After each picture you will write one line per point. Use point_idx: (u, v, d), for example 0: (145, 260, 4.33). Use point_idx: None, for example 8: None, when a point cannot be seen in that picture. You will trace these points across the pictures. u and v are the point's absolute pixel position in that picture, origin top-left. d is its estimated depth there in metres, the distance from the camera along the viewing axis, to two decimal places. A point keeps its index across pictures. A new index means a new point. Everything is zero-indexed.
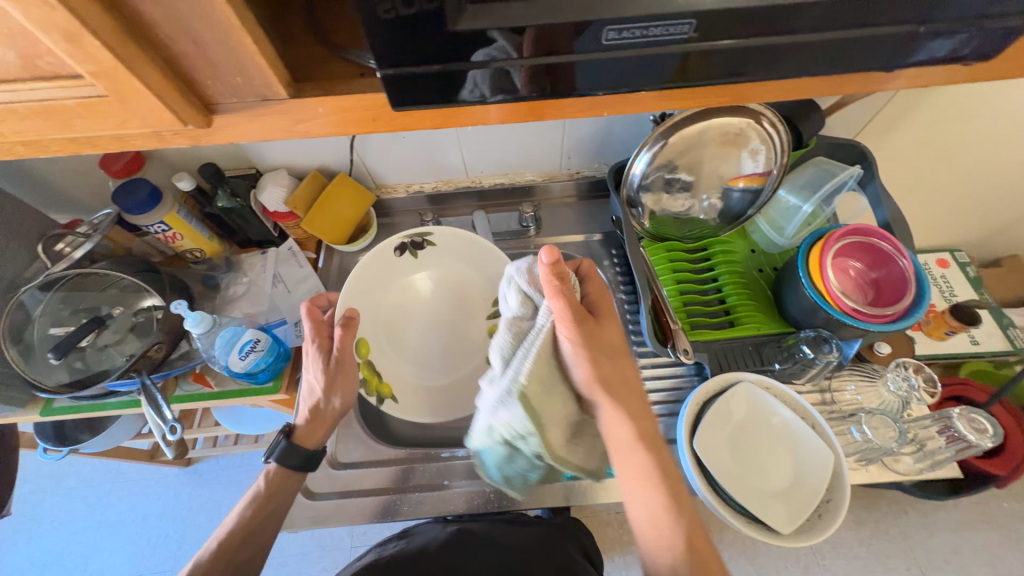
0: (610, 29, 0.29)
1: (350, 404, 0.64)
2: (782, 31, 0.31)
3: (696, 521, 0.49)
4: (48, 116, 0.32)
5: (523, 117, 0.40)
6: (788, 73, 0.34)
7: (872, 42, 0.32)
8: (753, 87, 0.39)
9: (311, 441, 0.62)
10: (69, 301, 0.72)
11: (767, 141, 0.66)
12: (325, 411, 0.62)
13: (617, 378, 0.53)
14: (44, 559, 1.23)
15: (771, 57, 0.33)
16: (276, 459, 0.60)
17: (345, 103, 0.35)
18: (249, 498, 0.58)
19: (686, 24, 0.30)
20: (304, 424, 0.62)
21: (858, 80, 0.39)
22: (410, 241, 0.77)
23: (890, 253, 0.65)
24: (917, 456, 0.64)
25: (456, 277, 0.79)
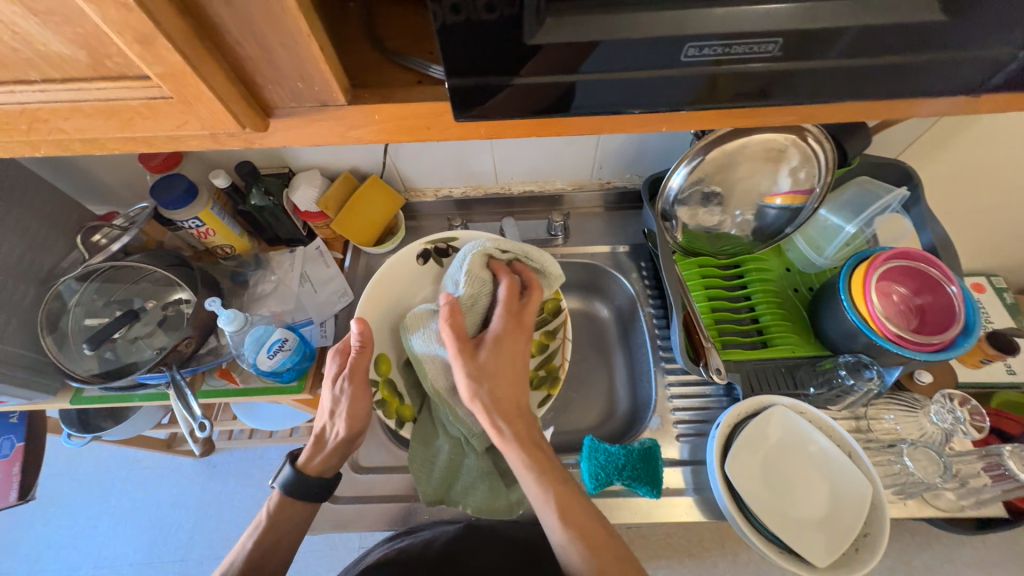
0: (692, 45, 0.30)
1: (356, 433, 0.62)
2: (849, 51, 0.31)
3: (574, 506, 0.54)
4: (111, 116, 0.33)
5: (575, 130, 0.39)
6: (855, 93, 0.33)
7: (945, 64, 0.31)
8: (814, 107, 0.38)
9: (317, 470, 0.61)
10: (103, 292, 0.74)
11: (812, 159, 0.64)
12: (332, 436, 0.62)
13: (504, 389, 0.57)
14: (60, 542, 1.25)
15: (839, 76, 0.32)
16: (279, 486, 0.61)
17: (401, 110, 0.35)
18: (255, 527, 0.59)
19: (773, 42, 0.30)
20: (310, 450, 0.62)
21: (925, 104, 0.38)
22: (435, 249, 0.73)
23: (938, 279, 0.63)
24: (960, 493, 0.61)
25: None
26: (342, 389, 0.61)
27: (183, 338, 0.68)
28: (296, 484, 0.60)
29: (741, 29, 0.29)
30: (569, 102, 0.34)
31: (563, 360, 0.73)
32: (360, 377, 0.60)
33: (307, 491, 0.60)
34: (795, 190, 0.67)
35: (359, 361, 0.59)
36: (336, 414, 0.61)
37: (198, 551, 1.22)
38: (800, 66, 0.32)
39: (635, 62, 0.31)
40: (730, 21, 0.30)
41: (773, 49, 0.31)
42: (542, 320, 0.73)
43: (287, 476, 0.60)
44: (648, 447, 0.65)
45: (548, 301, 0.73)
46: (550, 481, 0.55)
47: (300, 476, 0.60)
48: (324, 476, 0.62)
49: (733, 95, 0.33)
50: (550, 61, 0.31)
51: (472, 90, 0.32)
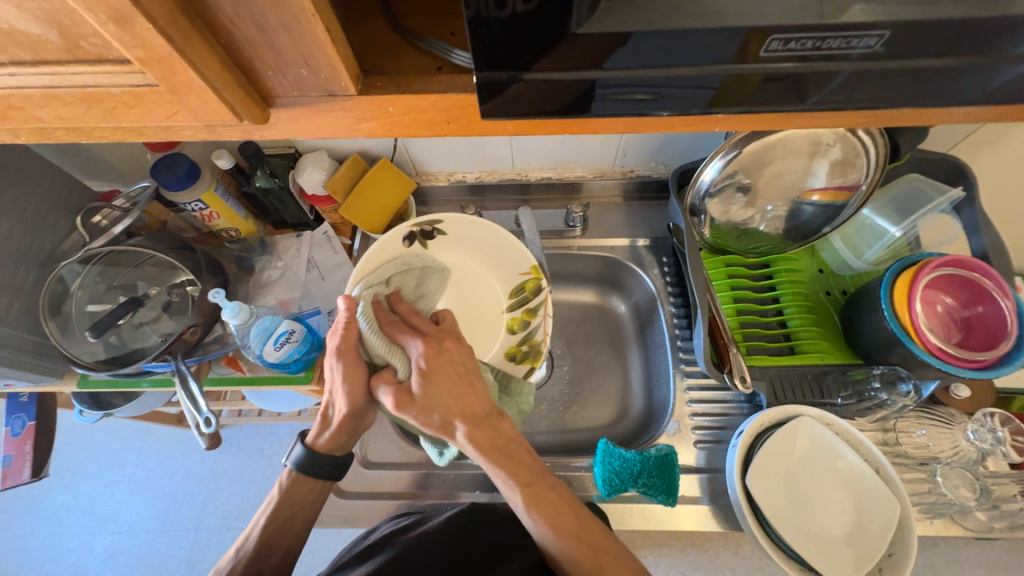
0: (777, 38, 0.26)
1: (359, 410, 0.56)
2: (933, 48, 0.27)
3: (558, 505, 0.53)
4: (94, 104, 0.29)
5: (609, 126, 0.35)
6: (932, 95, 0.30)
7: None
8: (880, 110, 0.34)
9: (326, 448, 0.59)
10: (106, 276, 0.71)
11: (860, 153, 0.58)
12: (335, 414, 0.57)
13: (457, 394, 0.53)
14: (77, 508, 1.29)
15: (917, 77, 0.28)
16: (292, 464, 0.59)
17: (420, 103, 0.31)
18: (266, 506, 0.58)
19: (876, 36, 0.26)
20: (319, 428, 0.59)
21: (1009, 113, 0.34)
22: (421, 231, 0.67)
23: (991, 292, 0.58)
24: (992, 515, 0.59)
25: (473, 271, 0.72)
26: (333, 366, 0.54)
27: (187, 326, 0.66)
28: (309, 464, 0.59)
29: (809, 23, 0.26)
30: (605, 99, 0.30)
31: (545, 335, 0.70)
32: (351, 353, 0.53)
33: (320, 470, 0.59)
34: (837, 187, 0.62)
35: (348, 337, 0.53)
36: (334, 391, 0.56)
37: (210, 522, 1.25)
38: (877, 62, 0.28)
39: (688, 55, 0.27)
40: (795, 13, 0.26)
41: (877, 43, 0.27)
42: (522, 298, 0.71)
43: (299, 455, 0.59)
44: (665, 454, 0.63)
45: (527, 280, 0.70)
46: (513, 476, 0.53)
47: (312, 456, 0.58)
48: (334, 454, 0.59)
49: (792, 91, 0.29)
50: (589, 55, 0.27)
51: (507, 86, 0.29)
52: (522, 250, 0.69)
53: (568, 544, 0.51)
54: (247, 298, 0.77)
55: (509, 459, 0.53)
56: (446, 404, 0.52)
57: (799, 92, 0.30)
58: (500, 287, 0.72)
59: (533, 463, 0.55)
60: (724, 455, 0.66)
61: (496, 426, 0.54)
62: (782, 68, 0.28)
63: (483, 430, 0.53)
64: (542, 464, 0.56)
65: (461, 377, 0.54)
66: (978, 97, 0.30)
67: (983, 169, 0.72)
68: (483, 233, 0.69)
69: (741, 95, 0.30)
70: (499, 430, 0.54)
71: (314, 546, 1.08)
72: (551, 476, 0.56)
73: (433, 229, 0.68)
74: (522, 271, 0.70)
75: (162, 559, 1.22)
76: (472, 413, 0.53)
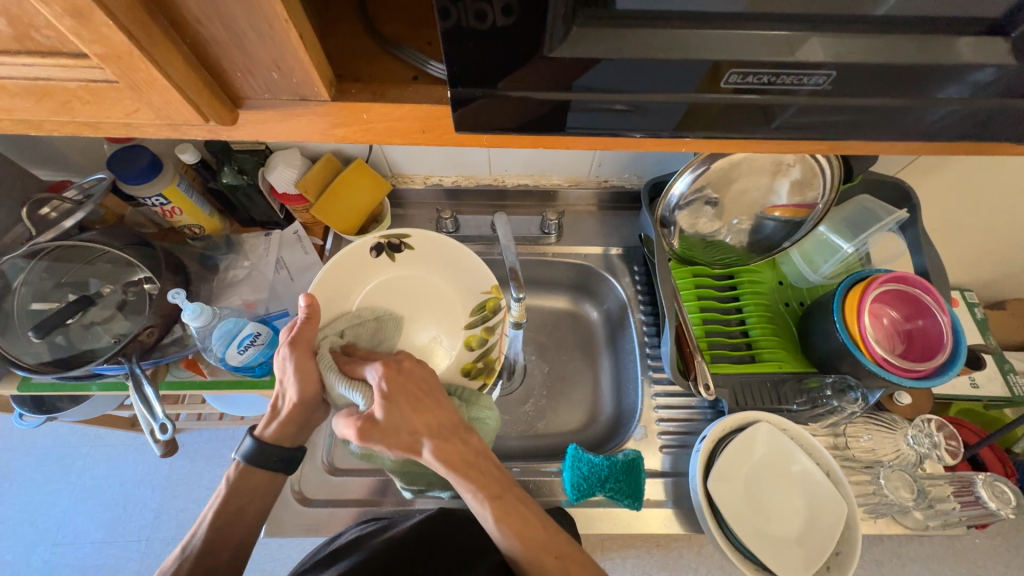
0: (736, 72, 0.28)
1: (311, 399, 0.56)
2: (876, 86, 0.29)
3: (523, 516, 0.52)
4: (45, 97, 0.28)
5: (581, 142, 0.36)
6: (877, 128, 0.32)
7: (973, 109, 0.30)
8: (830, 138, 0.37)
9: (274, 439, 0.57)
10: (54, 272, 0.67)
11: (817, 173, 0.62)
12: (285, 404, 0.56)
13: (420, 405, 0.53)
14: (14, 518, 1.20)
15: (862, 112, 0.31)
16: (241, 456, 0.57)
17: (394, 111, 0.31)
18: (218, 495, 0.55)
19: (825, 75, 0.28)
20: (268, 420, 0.57)
21: (943, 146, 0.37)
22: (388, 243, 0.68)
23: (930, 307, 0.63)
24: (928, 513, 0.63)
25: (437, 287, 0.71)
26: (286, 356, 0.55)
27: (145, 327, 0.63)
28: (259, 457, 0.56)
29: (766, 57, 0.27)
30: (579, 117, 0.31)
31: (501, 354, 0.72)
32: (306, 346, 0.55)
33: (272, 463, 0.57)
34: (796, 204, 0.66)
35: (305, 331, 0.56)
36: (286, 380, 0.56)
37: (164, 531, 1.18)
38: (826, 96, 0.30)
39: (655, 81, 0.29)
40: (756, 46, 0.27)
41: (825, 81, 0.29)
42: (482, 316, 0.71)
43: (248, 448, 0.56)
44: (631, 458, 0.65)
45: (487, 299, 0.70)
46: (482, 489, 0.52)
47: (261, 447, 0.56)
48: (283, 447, 0.57)
49: (750, 117, 0.31)
50: (562, 75, 0.28)
51: (482, 99, 0.29)
52: (483, 270, 0.70)
53: (533, 553, 0.51)
54: (209, 298, 0.74)
55: (476, 472, 0.53)
56: (410, 416, 0.52)
57: (757, 119, 0.32)
58: (461, 303, 0.72)
59: (501, 475, 0.55)
60: (688, 459, 0.69)
61: (464, 438, 0.54)
62: (743, 97, 0.30)
63: (449, 443, 0.53)
64: (509, 478, 0.56)
65: (423, 393, 0.54)
66: (917, 131, 0.32)
67: (926, 192, 0.77)
68: (447, 250, 0.70)
69: (703, 120, 0.32)
70: (468, 443, 0.54)
71: (277, 554, 1.05)
72: (516, 489, 0.55)
73: (400, 242, 0.69)
74: (484, 291, 0.71)
75: (109, 572, 1.15)
76: (437, 426, 0.53)
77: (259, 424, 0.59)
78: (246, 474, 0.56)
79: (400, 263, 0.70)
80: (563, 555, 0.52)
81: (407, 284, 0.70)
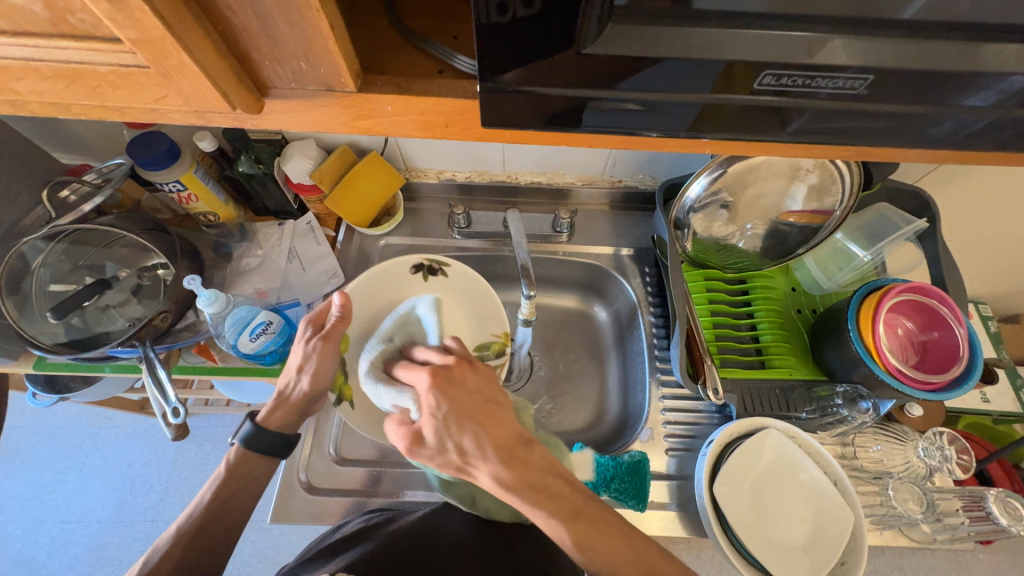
0: (769, 73, 0.28)
1: (320, 390, 0.57)
2: (903, 92, 0.29)
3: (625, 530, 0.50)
4: (76, 81, 0.28)
5: (601, 140, 0.36)
6: (902, 135, 0.32)
7: (1003, 119, 0.30)
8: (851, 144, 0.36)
9: (277, 426, 0.56)
10: (72, 254, 0.68)
11: (836, 180, 0.61)
12: (293, 392, 0.57)
13: (478, 413, 0.48)
14: (23, 495, 1.22)
15: (886, 118, 0.30)
16: (239, 441, 0.55)
17: (418, 104, 0.32)
18: (211, 482, 0.54)
19: (860, 79, 0.28)
20: (270, 406, 0.57)
21: (969, 156, 0.36)
22: (428, 266, 0.71)
23: (947, 319, 0.62)
24: (935, 527, 0.63)
25: (449, 316, 0.72)
26: (315, 346, 0.56)
27: (159, 312, 0.64)
28: (257, 443, 0.55)
29: (793, 60, 0.27)
30: (601, 115, 0.31)
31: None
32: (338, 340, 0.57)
33: (267, 446, 0.55)
34: (812, 210, 0.65)
35: (337, 328, 0.56)
36: (303, 370, 0.56)
37: (168, 513, 1.20)
38: (851, 100, 0.29)
39: (682, 81, 0.29)
40: (785, 48, 0.27)
41: (860, 86, 0.28)
42: (484, 355, 0.70)
43: (247, 432, 0.55)
44: (637, 460, 0.65)
45: (495, 342, 0.71)
46: (552, 512, 0.48)
47: (262, 434, 0.55)
48: (284, 433, 0.57)
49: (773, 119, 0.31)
50: (588, 75, 0.28)
51: (507, 95, 0.29)
52: (500, 315, 0.72)
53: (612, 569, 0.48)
54: (223, 286, 0.75)
55: (545, 495, 0.48)
56: (464, 435, 0.47)
57: (779, 122, 0.32)
58: (466, 340, 0.71)
59: (572, 489, 0.50)
60: (693, 463, 0.68)
61: (526, 455, 0.49)
62: (768, 99, 0.30)
63: (512, 466, 0.48)
64: (582, 487, 0.52)
65: (484, 407, 0.49)
66: (943, 140, 0.32)
67: (944, 202, 0.76)
68: (473, 285, 0.72)
69: (725, 122, 0.32)
70: (531, 463, 0.49)
71: (280, 540, 1.06)
72: (591, 500, 0.51)
73: (439, 267, 0.72)
74: (494, 334, 0.71)
75: (114, 552, 1.16)
76: (503, 446, 0.48)
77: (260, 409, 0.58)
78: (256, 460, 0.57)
79: (430, 286, 0.72)
80: (615, 535, 0.49)
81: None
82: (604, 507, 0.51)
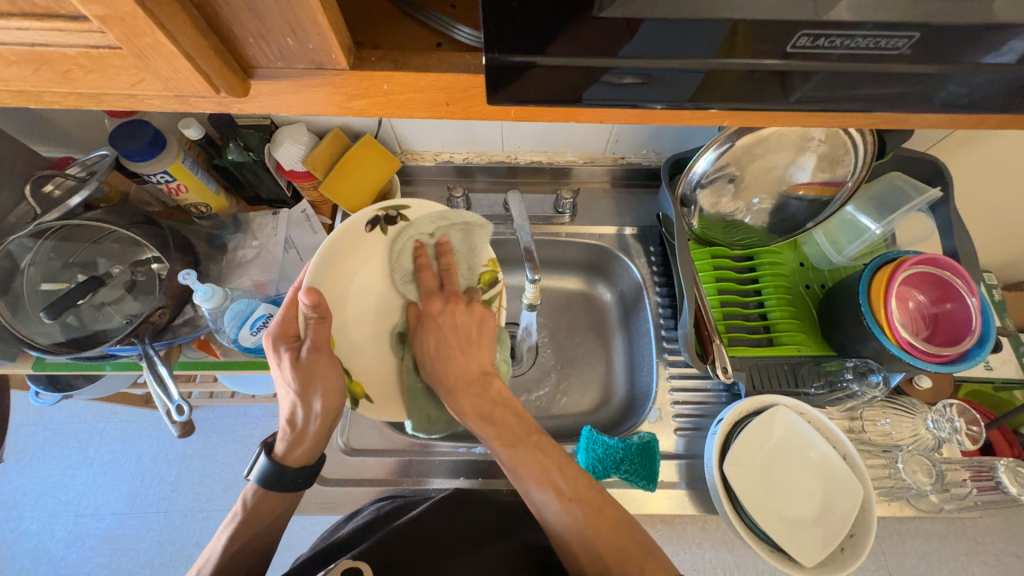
0: (804, 34, 0.26)
1: (335, 411, 0.54)
2: (937, 59, 0.27)
3: (602, 504, 0.53)
4: (44, 66, 0.26)
5: (610, 112, 0.34)
6: (935, 101, 0.30)
7: None
8: (875, 115, 0.34)
9: (293, 463, 0.55)
10: (62, 251, 0.66)
11: (849, 150, 0.59)
12: (303, 421, 0.54)
13: (466, 339, 0.58)
14: (37, 491, 1.23)
15: (916, 83, 0.29)
16: (255, 480, 0.54)
17: (414, 81, 0.30)
18: (228, 523, 0.54)
19: (904, 38, 0.26)
20: (288, 441, 0.55)
21: (999, 120, 0.34)
22: (386, 216, 0.59)
23: (958, 289, 0.61)
24: (943, 497, 0.64)
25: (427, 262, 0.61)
26: (300, 365, 0.52)
27: (156, 308, 0.62)
28: (272, 479, 0.54)
29: (825, 17, 0.25)
30: (616, 83, 0.29)
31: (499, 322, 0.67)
32: (326, 347, 0.53)
33: (288, 484, 0.54)
34: (823, 182, 0.63)
35: (322, 331, 0.52)
36: (308, 391, 0.53)
37: (181, 503, 1.21)
38: (879, 65, 0.27)
39: (701, 46, 0.27)
40: (814, 7, 0.25)
41: (903, 45, 0.26)
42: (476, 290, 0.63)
43: (263, 468, 0.54)
44: (647, 441, 0.65)
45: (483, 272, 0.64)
46: (497, 437, 0.55)
47: (279, 471, 0.54)
48: (300, 468, 0.55)
49: (790, 89, 0.29)
50: (602, 42, 0.26)
51: (513, 68, 0.27)
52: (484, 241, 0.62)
53: (602, 539, 0.51)
54: (219, 279, 0.73)
55: (492, 423, 0.55)
56: (447, 364, 0.57)
57: (794, 92, 0.30)
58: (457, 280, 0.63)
59: (521, 422, 0.56)
60: (702, 442, 0.68)
61: (483, 389, 0.57)
62: (792, 66, 0.28)
63: (469, 397, 0.56)
64: (534, 423, 0.57)
65: (463, 338, 0.58)
66: (974, 103, 0.30)
67: (955, 170, 0.74)
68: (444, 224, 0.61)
69: (743, 93, 0.30)
70: (485, 394, 0.57)
71: (293, 526, 1.08)
72: (540, 434, 0.56)
73: (397, 214, 0.60)
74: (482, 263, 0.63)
75: (129, 542, 1.18)
76: (471, 377, 0.58)
77: (275, 441, 0.56)
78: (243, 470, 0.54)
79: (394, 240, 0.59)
80: (552, 467, 0.54)
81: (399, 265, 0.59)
82: (548, 442, 0.56)
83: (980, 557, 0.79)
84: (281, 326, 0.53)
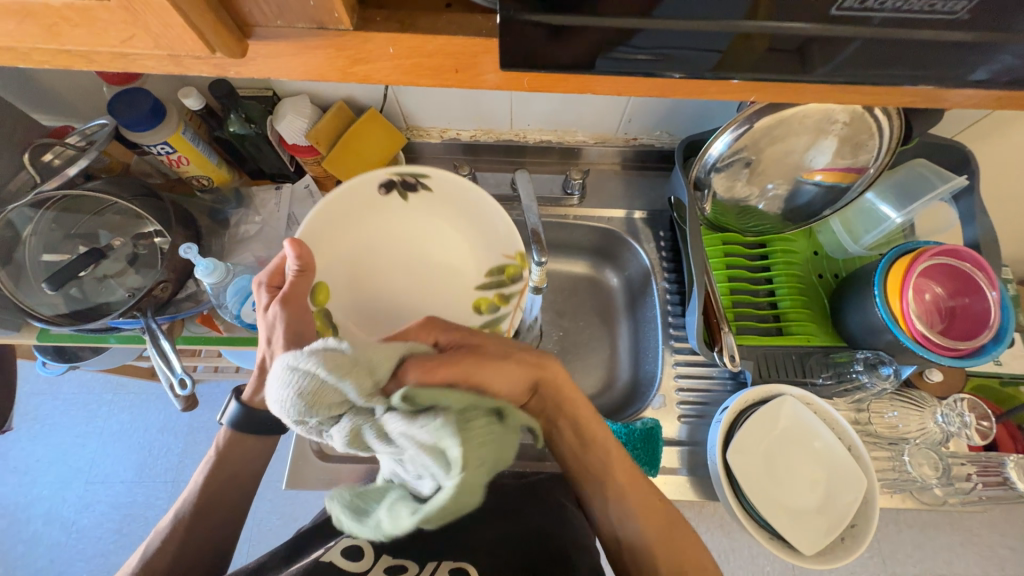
0: None
1: None
2: (992, 27, 0.25)
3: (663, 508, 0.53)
4: (28, 18, 0.25)
5: (629, 83, 0.32)
6: (982, 77, 0.28)
7: None
8: (911, 92, 0.32)
9: (261, 406, 0.55)
10: (63, 222, 0.65)
11: (873, 133, 0.56)
12: (273, 369, 0.52)
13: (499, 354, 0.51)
14: (47, 458, 1.26)
15: (966, 56, 0.26)
16: (228, 422, 0.55)
17: (421, 44, 0.29)
18: (205, 465, 0.55)
19: (960, 1, 0.24)
20: (256, 387, 0.54)
21: None
22: (402, 180, 0.62)
23: (980, 283, 0.59)
24: (947, 490, 0.63)
25: (446, 232, 0.64)
26: (273, 314, 0.49)
27: (158, 282, 0.61)
28: (246, 423, 0.55)
29: None
30: (642, 46, 0.27)
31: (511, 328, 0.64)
32: (298, 300, 0.50)
33: (262, 427, 0.55)
34: (843, 168, 0.61)
35: (299, 283, 0.49)
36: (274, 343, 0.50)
37: (188, 474, 1.23)
38: (926, 33, 0.25)
39: (731, 5, 0.25)
40: None
41: (956, 9, 0.24)
42: (497, 280, 0.64)
43: (234, 413, 0.55)
44: (649, 427, 0.64)
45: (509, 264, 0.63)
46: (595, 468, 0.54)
47: (251, 413, 0.54)
48: (271, 413, 0.55)
49: (825, 62, 0.27)
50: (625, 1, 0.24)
51: (528, 29, 0.26)
52: (512, 231, 0.63)
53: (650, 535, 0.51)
54: (222, 254, 0.72)
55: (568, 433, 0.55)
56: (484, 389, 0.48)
57: (824, 65, 0.28)
58: (475, 262, 0.64)
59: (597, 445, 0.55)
60: (705, 430, 0.68)
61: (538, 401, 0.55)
62: (827, 35, 0.26)
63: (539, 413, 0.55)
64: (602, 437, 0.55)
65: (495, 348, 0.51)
66: (1023, 78, 0.28)
67: (981, 157, 0.71)
68: (475, 203, 0.63)
69: (771, 65, 0.28)
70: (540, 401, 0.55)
71: (298, 498, 1.10)
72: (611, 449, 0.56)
73: (418, 181, 0.62)
74: (507, 254, 0.63)
75: (137, 510, 1.21)
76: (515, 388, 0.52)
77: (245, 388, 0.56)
78: (242, 450, 0.55)
79: (412, 205, 0.64)
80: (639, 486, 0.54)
81: (417, 229, 0.64)
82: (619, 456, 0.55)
83: (977, 548, 0.79)
84: (269, 271, 0.52)
